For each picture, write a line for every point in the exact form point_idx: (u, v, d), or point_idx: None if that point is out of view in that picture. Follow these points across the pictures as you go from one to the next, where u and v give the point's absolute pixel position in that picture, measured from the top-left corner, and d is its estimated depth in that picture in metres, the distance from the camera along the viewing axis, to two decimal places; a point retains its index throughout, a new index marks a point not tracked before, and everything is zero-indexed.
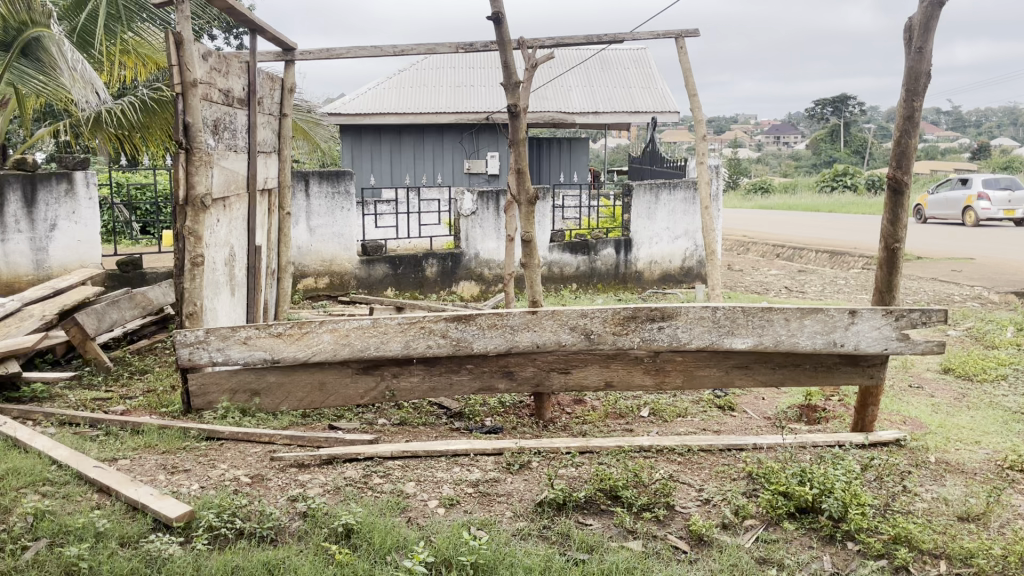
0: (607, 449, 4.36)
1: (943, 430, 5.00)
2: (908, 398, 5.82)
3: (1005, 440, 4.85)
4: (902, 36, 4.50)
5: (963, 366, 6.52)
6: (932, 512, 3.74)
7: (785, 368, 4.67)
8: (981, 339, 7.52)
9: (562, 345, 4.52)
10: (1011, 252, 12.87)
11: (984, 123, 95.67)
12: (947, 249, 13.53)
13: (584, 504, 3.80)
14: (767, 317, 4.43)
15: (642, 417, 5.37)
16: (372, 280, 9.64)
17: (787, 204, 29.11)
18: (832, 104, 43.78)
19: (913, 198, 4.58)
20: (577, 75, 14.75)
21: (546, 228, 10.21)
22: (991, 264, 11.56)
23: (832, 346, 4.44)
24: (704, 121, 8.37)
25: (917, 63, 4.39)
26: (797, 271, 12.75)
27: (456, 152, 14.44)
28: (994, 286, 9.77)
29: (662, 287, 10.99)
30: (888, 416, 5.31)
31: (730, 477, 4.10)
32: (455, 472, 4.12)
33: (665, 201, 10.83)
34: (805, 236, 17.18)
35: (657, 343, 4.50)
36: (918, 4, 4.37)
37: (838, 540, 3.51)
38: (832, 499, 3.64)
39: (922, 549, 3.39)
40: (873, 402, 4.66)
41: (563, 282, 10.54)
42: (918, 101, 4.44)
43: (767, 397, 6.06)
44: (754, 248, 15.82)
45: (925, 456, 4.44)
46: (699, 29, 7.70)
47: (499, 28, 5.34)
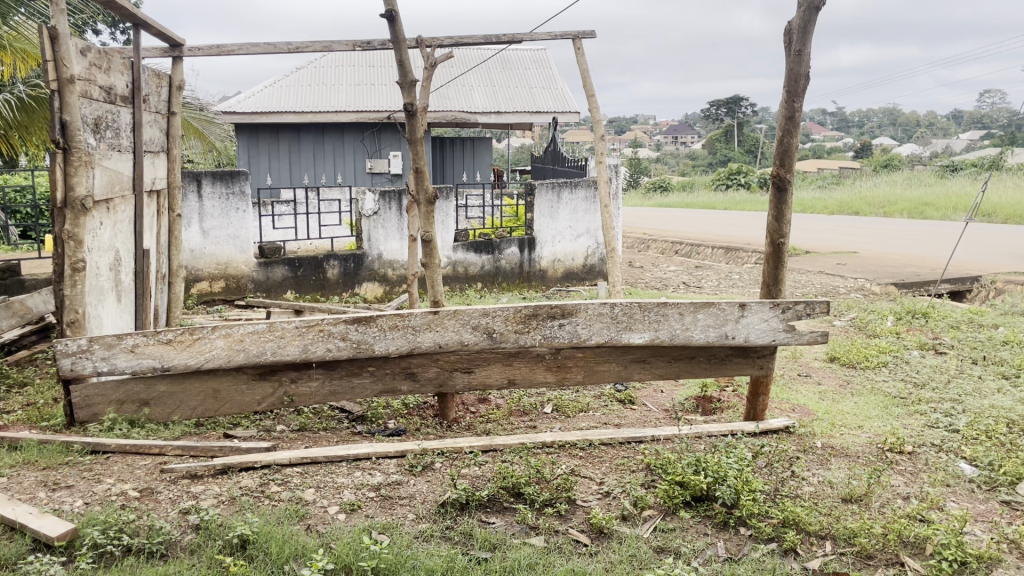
0: (511, 447, 4.38)
1: (829, 415, 5.25)
2: (797, 386, 6.08)
3: (886, 424, 5.12)
4: (783, 39, 4.67)
5: (847, 355, 6.83)
6: (818, 495, 3.92)
7: (681, 361, 4.80)
8: (865, 328, 7.93)
9: (464, 345, 4.51)
10: (892, 247, 13.57)
11: (865, 124, 101.10)
12: (833, 244, 14.21)
13: (487, 503, 3.81)
14: (662, 312, 4.54)
15: (546, 414, 5.42)
16: (270, 283, 9.40)
17: (683, 202, 29.91)
18: (726, 105, 45.77)
19: (795, 195, 4.77)
20: (479, 75, 14.77)
21: (449, 228, 10.17)
22: (873, 258, 12.15)
23: (724, 338, 4.60)
24: (602, 121, 8.49)
25: (796, 66, 4.58)
26: (695, 267, 13.11)
27: (357, 152, 14.23)
28: (876, 278, 10.29)
29: (564, 285, 11.12)
30: (778, 404, 5.52)
31: (630, 469, 4.19)
32: (357, 477, 4.05)
33: (567, 200, 10.94)
34: (704, 233, 17.70)
35: (558, 340, 4.54)
36: (796, 8, 4.55)
37: (732, 526, 3.63)
38: (725, 487, 3.76)
39: (810, 531, 3.55)
40: (764, 391, 4.89)
41: (468, 282, 10.51)
42: (798, 102, 4.61)
43: (665, 389, 6.18)
44: (654, 245, 16.18)
45: (812, 441, 4.68)
46: (595, 31, 7.84)
47: (393, 26, 5.25)
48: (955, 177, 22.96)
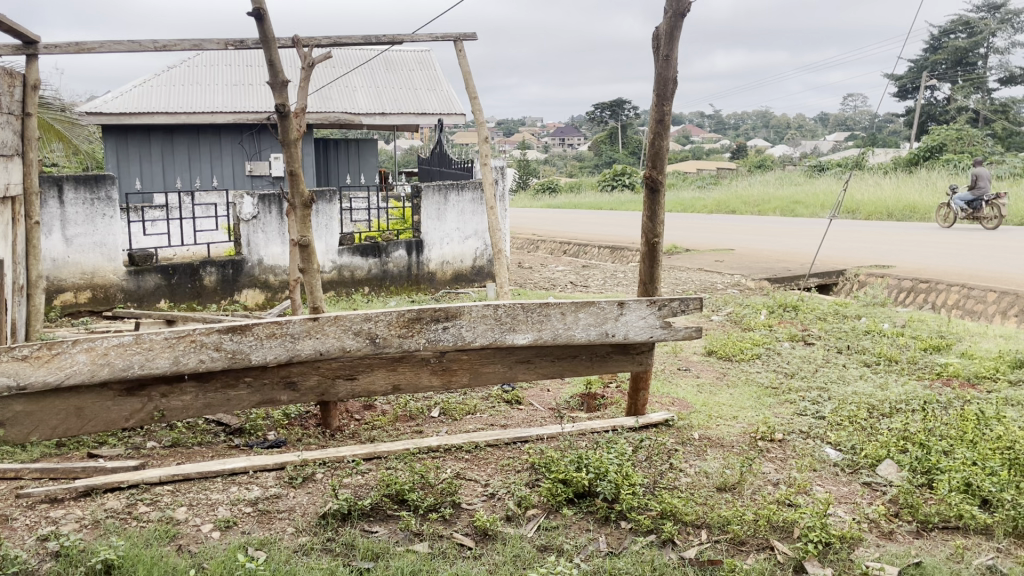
0: (395, 453, 4.33)
1: (705, 407, 5.44)
2: (677, 380, 6.27)
3: (759, 413, 5.36)
4: (651, 44, 4.81)
5: (724, 348, 7.09)
6: (694, 485, 4.05)
7: (564, 360, 4.85)
8: (740, 322, 8.27)
9: (345, 351, 4.41)
10: (766, 244, 14.24)
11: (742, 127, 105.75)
12: (711, 242, 14.76)
13: (371, 511, 3.75)
14: (545, 312, 4.59)
15: (432, 417, 5.38)
16: (142, 292, 8.97)
17: (572, 203, 30.43)
18: (611, 108, 46.97)
19: (668, 196, 4.93)
20: (362, 75, 14.55)
21: (333, 232, 9.97)
22: (748, 255, 12.71)
23: (605, 337, 4.69)
24: (486, 122, 8.51)
25: (665, 70, 4.72)
26: (582, 267, 13.34)
27: (236, 154, 13.77)
28: (751, 274, 10.74)
29: (453, 287, 11.07)
30: (658, 398, 5.68)
31: (515, 469, 4.21)
32: (233, 492, 3.90)
33: (454, 202, 10.95)
34: (589, 233, 18.04)
35: (442, 343, 4.51)
36: (663, 15, 4.69)
37: (613, 520, 3.70)
38: (606, 482, 3.84)
39: (686, 521, 3.67)
40: (643, 386, 5.05)
41: (355, 286, 10.29)
42: (667, 106, 4.76)
43: (551, 388, 6.24)
44: (543, 245, 16.37)
45: (690, 433, 4.84)
46: (477, 33, 7.85)
47: (262, 25, 5.10)
48: (823, 177, 24.29)
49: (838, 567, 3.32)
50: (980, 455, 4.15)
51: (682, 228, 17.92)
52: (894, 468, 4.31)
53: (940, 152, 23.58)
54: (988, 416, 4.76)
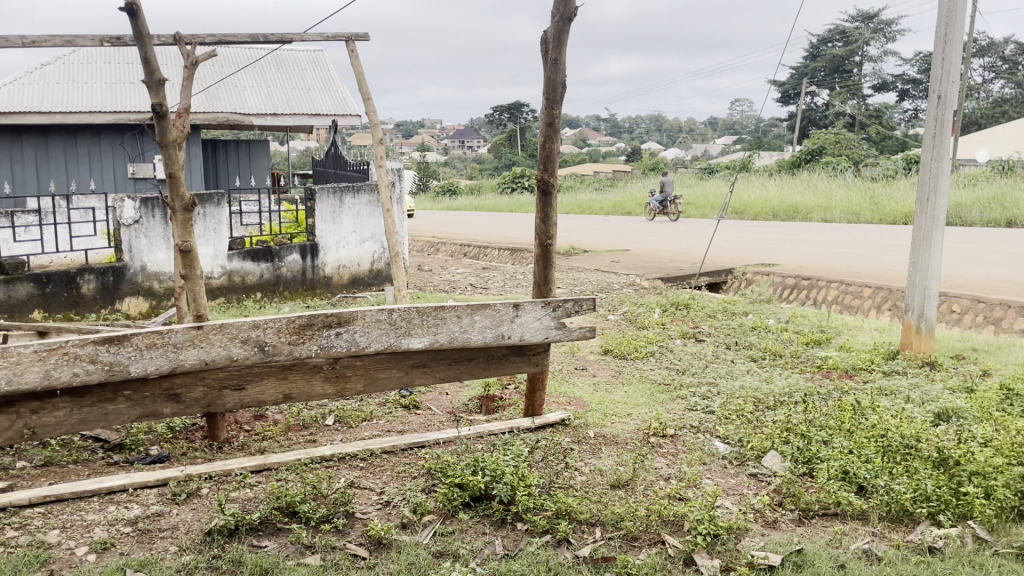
0: (286, 464, 4.20)
1: (600, 406, 5.52)
2: (574, 380, 6.34)
3: (651, 409, 5.47)
4: (540, 47, 4.85)
5: (619, 347, 7.22)
6: (589, 483, 4.10)
7: (461, 362, 4.80)
8: (634, 321, 8.45)
9: (233, 360, 4.21)
10: (660, 244, 14.62)
11: (637, 130, 108.52)
12: (608, 243, 15.02)
13: (260, 525, 3.62)
14: (440, 315, 4.54)
15: (326, 426, 5.26)
16: (14, 302, 8.40)
17: (472, 205, 30.52)
18: (509, 111, 47.37)
19: (560, 198, 4.97)
20: (251, 75, 14.13)
21: (222, 236, 9.65)
22: (643, 255, 13.02)
23: (501, 339, 4.68)
24: (380, 124, 8.39)
25: (553, 74, 4.78)
26: (482, 269, 13.35)
27: (117, 156, 13.13)
28: (645, 273, 11.00)
29: (350, 291, 10.88)
30: (555, 398, 5.73)
31: (410, 476, 4.15)
32: (110, 512, 3.70)
33: (349, 205, 10.77)
34: (488, 235, 18.10)
35: (335, 349, 4.37)
36: (550, 19, 4.74)
37: (509, 523, 3.70)
38: (502, 484, 3.84)
39: (580, 520, 3.71)
40: (539, 387, 5.09)
41: (246, 291, 9.98)
42: (557, 109, 4.81)
43: (450, 392, 6.20)
44: (443, 248, 16.30)
45: (585, 432, 4.91)
46: (369, 34, 7.73)
47: (136, 20, 4.84)
48: (713, 179, 25.17)
49: (725, 557, 3.42)
50: (856, 444, 4.36)
51: (579, 230, 18.20)
52: (778, 459, 4.48)
53: (820, 155, 24.82)
54: (863, 405, 5.02)
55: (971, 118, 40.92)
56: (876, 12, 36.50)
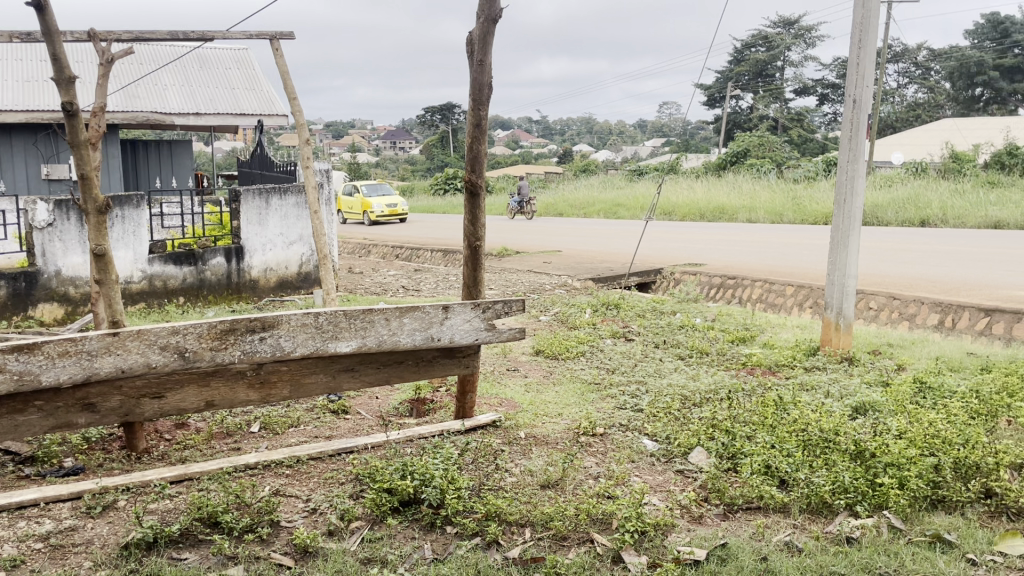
0: (209, 473, 4.08)
1: (531, 406, 5.53)
2: (506, 381, 6.34)
3: (581, 409, 5.51)
4: (465, 49, 4.85)
5: (550, 347, 7.25)
6: (519, 484, 4.10)
7: (390, 366, 4.73)
8: (565, 321, 8.50)
9: (151, 368, 4.05)
10: (591, 245, 14.77)
11: (568, 132, 109.48)
12: (540, 244, 15.10)
13: (180, 537, 3.51)
14: (368, 318, 4.46)
15: (251, 433, 5.13)
16: None
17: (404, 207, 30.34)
18: (440, 112, 47.22)
19: (488, 200, 4.97)
20: (173, 74, 13.73)
21: (142, 239, 9.35)
22: (575, 256, 13.13)
23: (430, 341, 4.64)
24: (307, 124, 8.24)
25: (479, 76, 4.78)
26: (414, 270, 13.25)
27: (30, 156, 12.60)
28: (577, 274, 11.09)
29: (278, 294, 10.66)
30: (486, 400, 5.72)
31: (338, 482, 4.08)
32: (20, 528, 3.54)
33: (275, 206, 10.56)
34: (421, 237, 17.99)
35: (259, 355, 4.24)
36: (475, 20, 4.74)
37: (438, 527, 3.67)
38: (431, 488, 3.81)
39: (510, 521, 3.70)
40: (470, 389, 5.07)
41: (168, 296, 9.68)
42: (483, 111, 4.81)
43: (379, 395, 6.13)
44: (374, 250, 16.12)
45: (516, 433, 4.92)
46: (293, 33, 7.60)
47: (43, 14, 4.63)
48: (643, 180, 25.59)
49: (652, 554, 3.47)
50: (778, 439, 4.48)
51: (511, 232, 18.24)
52: (704, 455, 4.57)
53: (744, 157, 25.48)
54: (785, 400, 5.15)
55: (886, 121, 42.60)
56: (796, 18, 37.67)
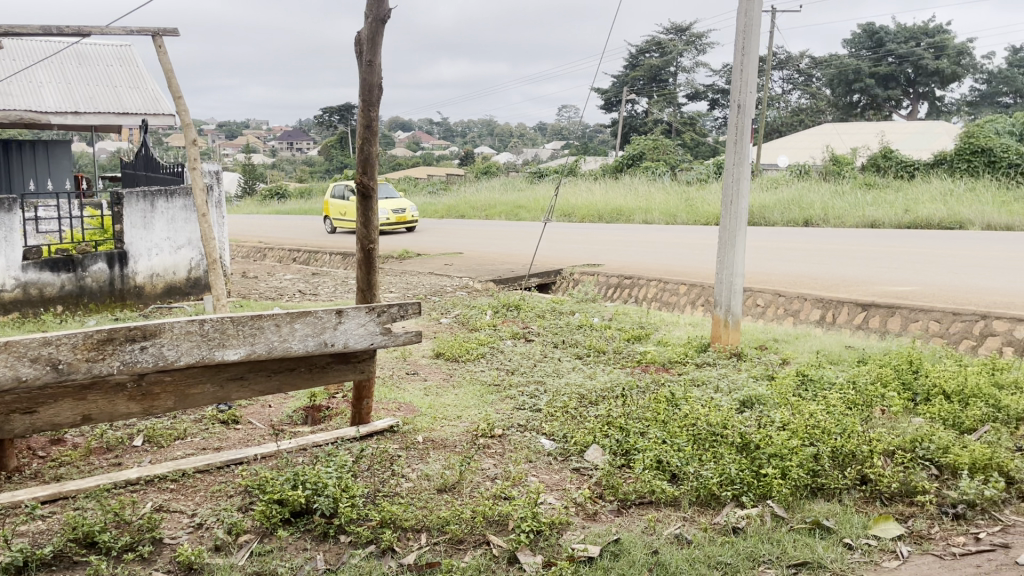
0: (86, 491, 3.87)
1: (430, 410, 5.49)
2: (405, 385, 6.26)
3: (480, 411, 5.50)
4: (354, 49, 4.78)
5: (450, 350, 7.21)
6: (416, 489, 4.06)
7: (281, 373, 4.58)
8: (466, 323, 8.48)
9: (21, 381, 3.71)
10: (492, 246, 14.81)
11: (470, 134, 109.64)
12: (441, 246, 15.04)
13: (53, 560, 3.32)
14: (257, 324, 4.25)
15: (134, 447, 4.90)
16: None
17: (302, 209, 29.71)
18: (339, 112, 46.44)
19: (380, 202, 4.90)
20: (49, 70, 13.00)
21: (14, 245, 8.81)
22: (476, 257, 13.14)
23: (323, 347, 4.49)
24: (193, 124, 7.94)
25: (368, 76, 4.71)
26: (311, 274, 12.97)
27: None
28: (478, 276, 11.09)
29: (165, 301, 10.24)
30: (384, 405, 5.65)
31: (226, 495, 3.94)
32: None
33: (162, 210, 10.15)
34: (319, 240, 17.64)
35: (140, 366, 3.98)
36: (363, 20, 4.68)
37: (331, 536, 3.60)
38: (324, 497, 3.73)
39: (405, 527, 3.66)
40: (366, 395, 4.99)
41: (45, 304, 9.15)
42: (373, 112, 4.74)
43: (272, 404, 5.96)
44: (271, 254, 15.70)
45: (413, 437, 4.87)
46: (177, 30, 7.31)
47: None
48: (543, 182, 25.87)
49: (547, 553, 3.49)
50: (669, 434, 4.60)
51: (412, 236, 18.09)
52: (599, 452, 4.64)
53: (640, 160, 26.12)
54: (677, 396, 5.30)
55: (772, 125, 44.50)
56: (688, 25, 38.88)
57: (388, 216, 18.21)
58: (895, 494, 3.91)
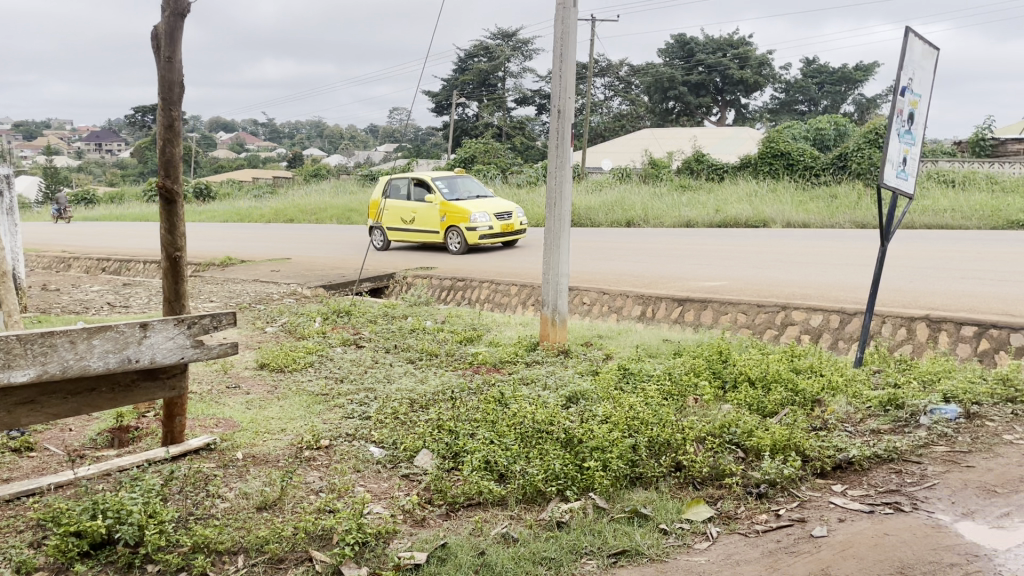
0: None
1: (252, 424, 5.24)
2: (225, 399, 5.94)
3: (306, 422, 5.31)
4: (150, 44, 4.49)
5: (275, 360, 6.93)
6: (233, 509, 3.85)
7: (79, 395, 4.17)
8: (293, 331, 8.19)
9: None
10: (322, 251, 14.43)
11: (301, 136, 106.63)
12: (267, 252, 14.49)
13: None
14: (48, 343, 3.82)
15: None
16: None
17: (113, 216, 27.70)
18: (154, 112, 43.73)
19: (186, 207, 4.63)
20: None
21: None
22: (304, 263, 12.75)
23: (127, 363, 4.14)
24: None
25: (168, 73, 4.44)
26: (123, 285, 12.09)
27: None
28: (307, 282, 10.75)
29: None
30: (201, 421, 5.33)
31: (14, 532, 3.57)
32: None
33: None
34: (132, 248, 16.50)
35: None
36: (160, 14, 4.41)
37: (137, 567, 3.34)
38: (128, 525, 3.45)
39: (220, 550, 3.47)
40: (178, 412, 4.70)
41: None
42: (175, 111, 4.47)
43: (74, 427, 5.47)
44: (76, 264, 14.50)
45: (233, 454, 4.63)
46: None
47: None
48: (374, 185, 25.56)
49: (373, 564, 3.41)
50: (497, 434, 4.63)
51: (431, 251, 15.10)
52: (429, 457, 4.60)
53: (472, 163, 26.39)
54: (506, 396, 5.35)
55: (597, 130, 46.34)
56: (514, 31, 39.73)
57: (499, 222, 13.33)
58: (706, 478, 4.13)
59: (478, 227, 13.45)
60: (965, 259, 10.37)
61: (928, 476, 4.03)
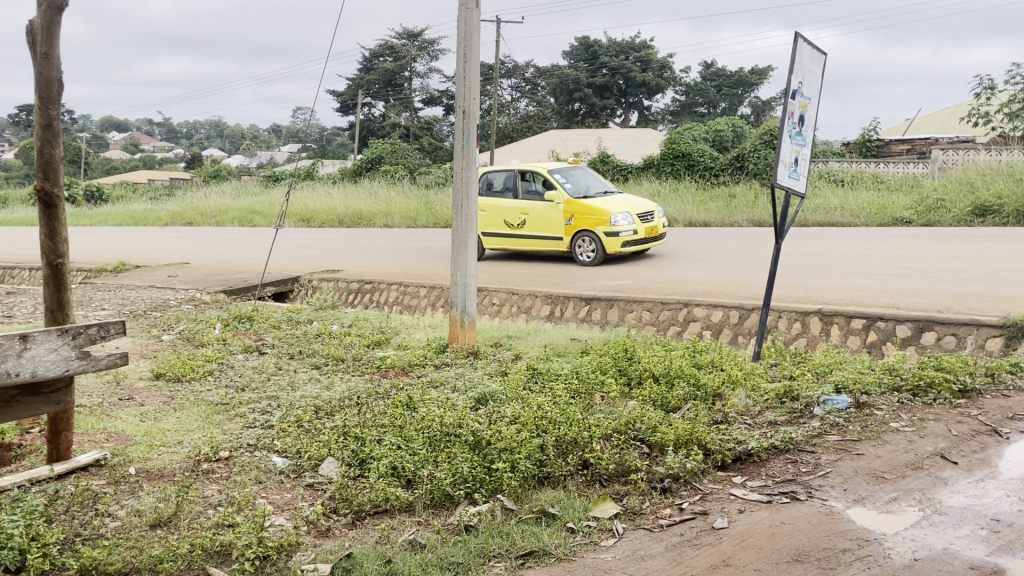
0: None
1: (147, 438, 5.02)
2: (117, 412, 5.66)
3: (205, 433, 5.12)
4: (25, 40, 4.25)
5: (172, 369, 6.65)
6: (124, 528, 3.67)
7: None
8: (192, 339, 7.89)
9: None
10: (222, 255, 13.98)
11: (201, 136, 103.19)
12: (164, 256, 13.94)
13: None
14: None
15: None
16: None
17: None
18: None
19: (69, 211, 4.39)
20: None
21: None
22: (203, 267, 12.32)
23: (5, 378, 3.87)
24: None
25: (45, 70, 4.21)
26: (5, 293, 11.40)
27: None
28: (206, 287, 10.39)
29: None
30: (90, 436, 5.06)
31: None
32: None
33: None
34: (15, 254, 15.59)
35: None
36: (35, 7, 4.18)
37: None
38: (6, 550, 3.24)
39: (109, 572, 3.30)
40: (65, 427, 4.44)
41: None
42: (54, 110, 4.23)
43: None
44: None
45: (125, 470, 4.42)
46: None
47: None
48: (277, 187, 24.95)
49: None
50: (404, 439, 4.57)
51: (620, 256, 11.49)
52: (334, 465, 4.50)
53: (379, 163, 26.08)
54: (414, 400, 5.28)
55: (504, 131, 46.54)
56: (421, 31, 39.50)
57: (638, 226, 11.20)
58: (612, 475, 4.18)
59: (619, 232, 11.23)
60: (855, 255, 10.87)
61: (822, 465, 4.19)
